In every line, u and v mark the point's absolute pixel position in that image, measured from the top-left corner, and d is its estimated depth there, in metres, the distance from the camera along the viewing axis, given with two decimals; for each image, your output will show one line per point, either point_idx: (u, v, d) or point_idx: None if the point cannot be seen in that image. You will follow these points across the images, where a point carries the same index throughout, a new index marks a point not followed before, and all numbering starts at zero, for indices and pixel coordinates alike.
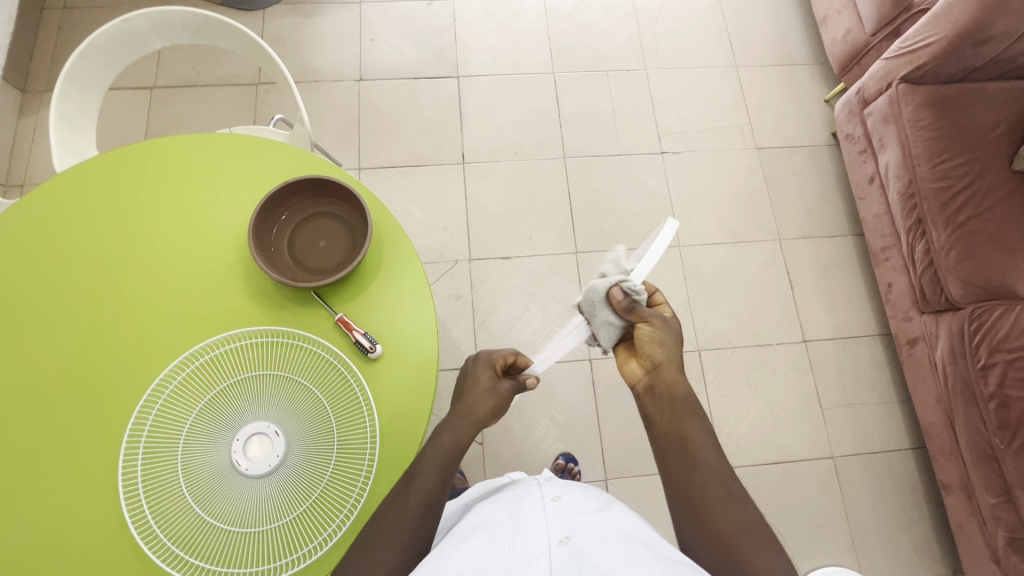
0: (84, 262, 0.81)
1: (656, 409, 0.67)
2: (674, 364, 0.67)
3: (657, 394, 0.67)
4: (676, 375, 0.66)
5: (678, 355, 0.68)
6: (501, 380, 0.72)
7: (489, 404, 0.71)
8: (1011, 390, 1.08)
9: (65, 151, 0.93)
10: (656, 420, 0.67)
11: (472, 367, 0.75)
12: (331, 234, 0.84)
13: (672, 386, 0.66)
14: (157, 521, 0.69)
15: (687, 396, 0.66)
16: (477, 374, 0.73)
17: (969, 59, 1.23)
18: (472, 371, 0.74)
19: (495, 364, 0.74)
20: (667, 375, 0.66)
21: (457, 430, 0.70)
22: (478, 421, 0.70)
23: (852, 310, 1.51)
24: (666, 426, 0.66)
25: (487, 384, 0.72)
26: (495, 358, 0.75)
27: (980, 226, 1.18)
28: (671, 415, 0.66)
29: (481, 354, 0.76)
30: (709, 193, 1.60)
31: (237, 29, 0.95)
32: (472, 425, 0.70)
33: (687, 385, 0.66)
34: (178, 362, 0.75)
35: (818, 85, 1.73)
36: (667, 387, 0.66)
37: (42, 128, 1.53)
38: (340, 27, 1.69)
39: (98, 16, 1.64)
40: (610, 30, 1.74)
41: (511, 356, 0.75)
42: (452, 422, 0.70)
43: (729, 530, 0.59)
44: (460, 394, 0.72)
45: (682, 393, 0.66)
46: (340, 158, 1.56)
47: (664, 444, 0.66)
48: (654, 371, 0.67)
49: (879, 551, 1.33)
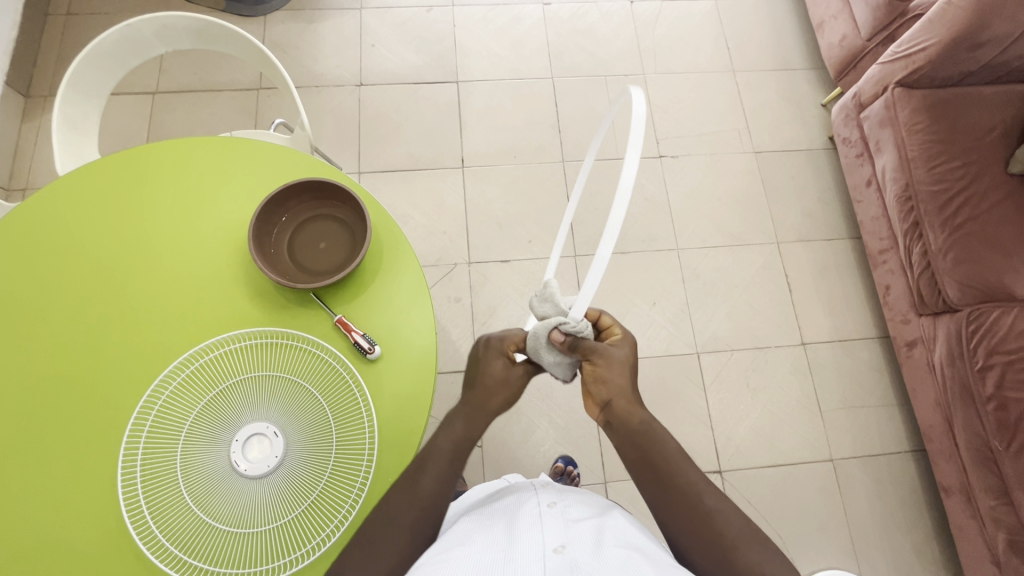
0: (86, 264, 0.81)
1: (616, 440, 0.68)
2: (623, 398, 0.67)
3: (614, 428, 0.68)
4: (628, 406, 0.67)
5: (628, 386, 0.68)
6: (515, 367, 0.72)
7: (502, 394, 0.72)
8: (1010, 392, 1.09)
9: (68, 154, 0.94)
10: (621, 449, 0.68)
11: (484, 353, 0.73)
12: (330, 236, 0.84)
13: (626, 418, 0.67)
14: (155, 522, 0.69)
15: (642, 425, 0.67)
16: (489, 362, 0.72)
17: (964, 63, 1.24)
18: (484, 358, 0.73)
19: (507, 351, 0.73)
20: (620, 409, 0.67)
21: (470, 421, 0.71)
22: (490, 413, 0.71)
23: (850, 313, 1.52)
24: (631, 454, 0.67)
25: (500, 374, 0.72)
26: (507, 343, 0.73)
27: (977, 228, 1.19)
28: (635, 444, 0.66)
29: (493, 338, 0.74)
30: (707, 197, 1.61)
31: (239, 35, 0.96)
32: (484, 416, 0.71)
33: (641, 414, 0.67)
34: (178, 363, 0.76)
35: (815, 89, 1.74)
36: (621, 419, 0.67)
37: (45, 132, 1.54)
38: (341, 32, 1.71)
39: (101, 21, 1.66)
40: (608, 36, 1.76)
41: (522, 341, 0.73)
42: (466, 412, 0.71)
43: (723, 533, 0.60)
44: (474, 383, 0.73)
45: (637, 424, 0.67)
46: (341, 162, 1.57)
47: (636, 468, 0.66)
48: (606, 406, 0.68)
49: (880, 554, 1.33)
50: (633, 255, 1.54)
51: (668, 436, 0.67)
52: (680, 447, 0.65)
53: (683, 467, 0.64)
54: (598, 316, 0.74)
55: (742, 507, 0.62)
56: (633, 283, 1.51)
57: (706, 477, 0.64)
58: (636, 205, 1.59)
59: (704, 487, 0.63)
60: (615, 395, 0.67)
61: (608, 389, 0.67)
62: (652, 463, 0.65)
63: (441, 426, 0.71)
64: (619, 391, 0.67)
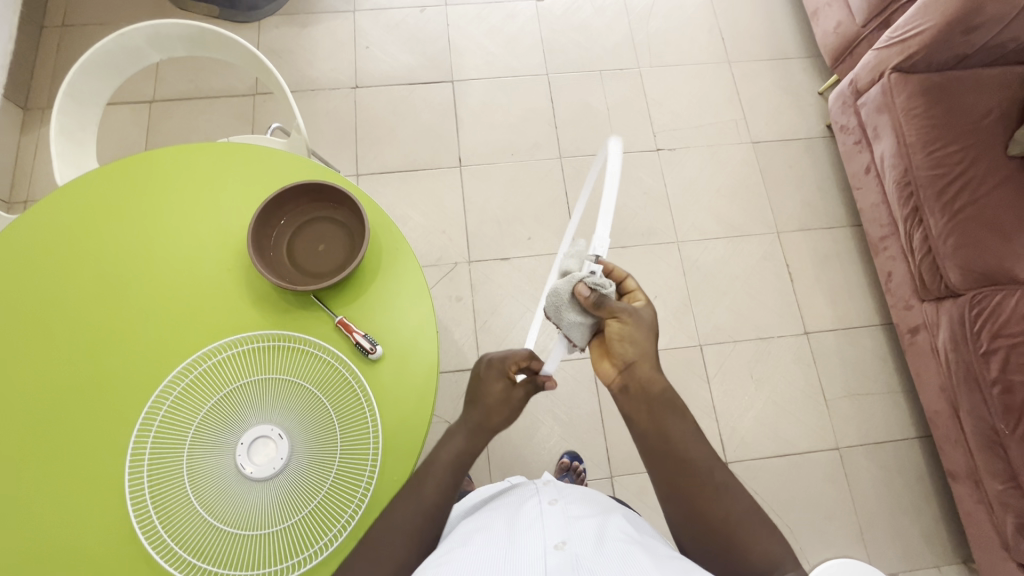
0: (88, 274, 0.82)
1: (632, 408, 0.68)
2: (646, 360, 0.66)
3: (631, 393, 0.67)
4: (651, 371, 0.66)
5: (650, 351, 0.67)
6: (516, 388, 0.73)
7: (502, 412, 0.73)
8: (1014, 374, 1.08)
9: (66, 165, 0.95)
10: (634, 418, 0.68)
11: (485, 373, 0.74)
12: (329, 237, 0.85)
13: (648, 384, 0.66)
14: (163, 526, 0.69)
15: (662, 394, 0.66)
16: (489, 381, 0.73)
17: (960, 47, 1.23)
18: (484, 378, 0.73)
19: (508, 371, 0.73)
20: (642, 374, 0.66)
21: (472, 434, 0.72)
22: (491, 430, 0.73)
23: (852, 300, 1.51)
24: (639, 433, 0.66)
25: (500, 393, 0.72)
26: (508, 363, 0.73)
27: (978, 211, 1.18)
28: (653, 415, 0.66)
29: (494, 358, 0.74)
30: (706, 189, 1.61)
31: (234, 41, 0.96)
32: (486, 433, 0.73)
33: (663, 382, 0.67)
34: (181, 368, 0.76)
35: (811, 77, 1.74)
36: (643, 384, 0.66)
37: (43, 144, 1.55)
38: (335, 36, 1.71)
39: (97, 31, 1.66)
40: (602, 30, 1.76)
41: (525, 360, 0.74)
42: (467, 428, 0.72)
43: (724, 519, 0.61)
44: (475, 400, 0.73)
45: (658, 391, 0.66)
46: (339, 165, 1.57)
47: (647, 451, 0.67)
48: (628, 369, 0.66)
49: (888, 541, 1.33)
50: (633, 250, 1.53)
51: (685, 412, 0.67)
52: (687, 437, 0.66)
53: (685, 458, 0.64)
54: (622, 279, 0.73)
55: (743, 497, 0.63)
56: (633, 278, 1.51)
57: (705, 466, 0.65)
58: (635, 199, 1.59)
59: (706, 476, 0.64)
60: (641, 357, 0.66)
61: (633, 350, 0.65)
62: (666, 442, 0.65)
63: (445, 438, 0.73)
64: (645, 353, 0.66)
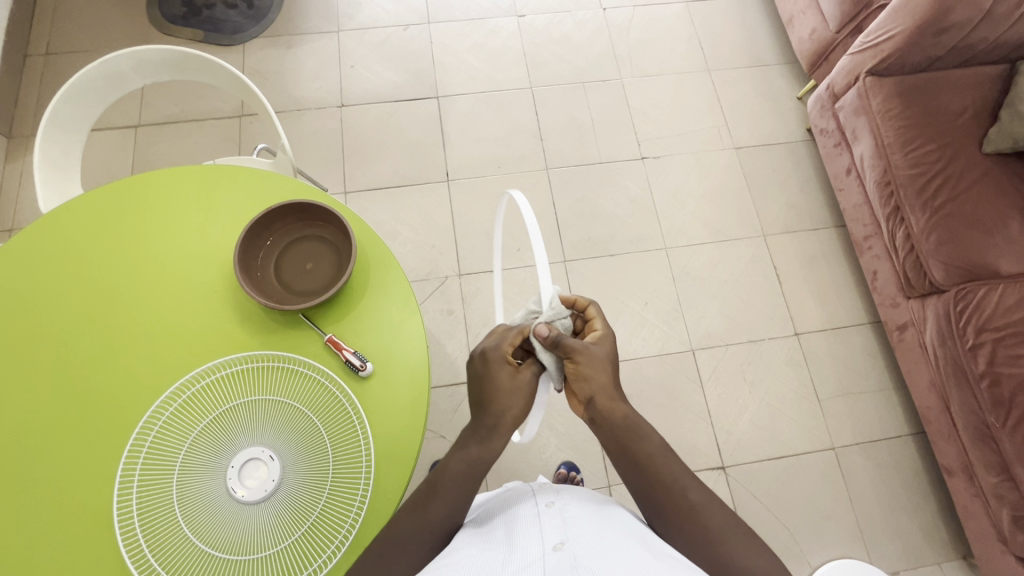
0: (76, 299, 0.81)
1: (602, 437, 0.70)
2: (604, 393, 0.69)
3: (599, 425, 0.70)
4: (610, 402, 0.69)
5: (609, 382, 0.70)
6: (522, 369, 0.72)
7: (517, 399, 0.71)
8: (1002, 368, 1.10)
9: (50, 192, 0.95)
10: (607, 446, 0.70)
11: (484, 363, 0.72)
12: (317, 256, 0.85)
13: (610, 414, 0.69)
14: (152, 553, 0.68)
15: (625, 421, 0.69)
16: (497, 367, 0.71)
17: (931, 49, 1.26)
18: (490, 368, 0.71)
19: (508, 356, 0.71)
20: (603, 405, 0.69)
21: (477, 438, 0.71)
22: (510, 426, 0.71)
23: (840, 300, 1.53)
24: (616, 450, 0.69)
25: (509, 380, 0.70)
26: (505, 348, 0.71)
27: (957, 208, 1.21)
28: (627, 443, 0.68)
29: (492, 347, 0.72)
30: (693, 196, 1.62)
31: (217, 64, 0.97)
32: (501, 430, 0.71)
33: (624, 410, 0.69)
34: (172, 391, 0.76)
35: (789, 82, 1.77)
36: (605, 416, 0.69)
37: (29, 170, 1.55)
38: (320, 56, 1.72)
39: (81, 59, 1.67)
40: (584, 43, 1.79)
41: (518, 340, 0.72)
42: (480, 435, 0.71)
43: (706, 530, 0.61)
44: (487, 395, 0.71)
45: (620, 418, 0.69)
46: (327, 183, 1.58)
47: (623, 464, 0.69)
48: (590, 404, 0.70)
49: (889, 539, 1.32)
50: (622, 257, 1.54)
51: (652, 432, 0.69)
52: (660, 445, 0.68)
53: (664, 471, 0.66)
54: (584, 307, 0.76)
55: (725, 503, 0.64)
56: (622, 284, 1.52)
57: (688, 477, 0.66)
58: (623, 208, 1.60)
59: (686, 485, 0.65)
60: (598, 391, 0.69)
61: (591, 387, 0.69)
62: (639, 465, 0.67)
63: (456, 448, 0.72)
64: (602, 388, 0.69)
